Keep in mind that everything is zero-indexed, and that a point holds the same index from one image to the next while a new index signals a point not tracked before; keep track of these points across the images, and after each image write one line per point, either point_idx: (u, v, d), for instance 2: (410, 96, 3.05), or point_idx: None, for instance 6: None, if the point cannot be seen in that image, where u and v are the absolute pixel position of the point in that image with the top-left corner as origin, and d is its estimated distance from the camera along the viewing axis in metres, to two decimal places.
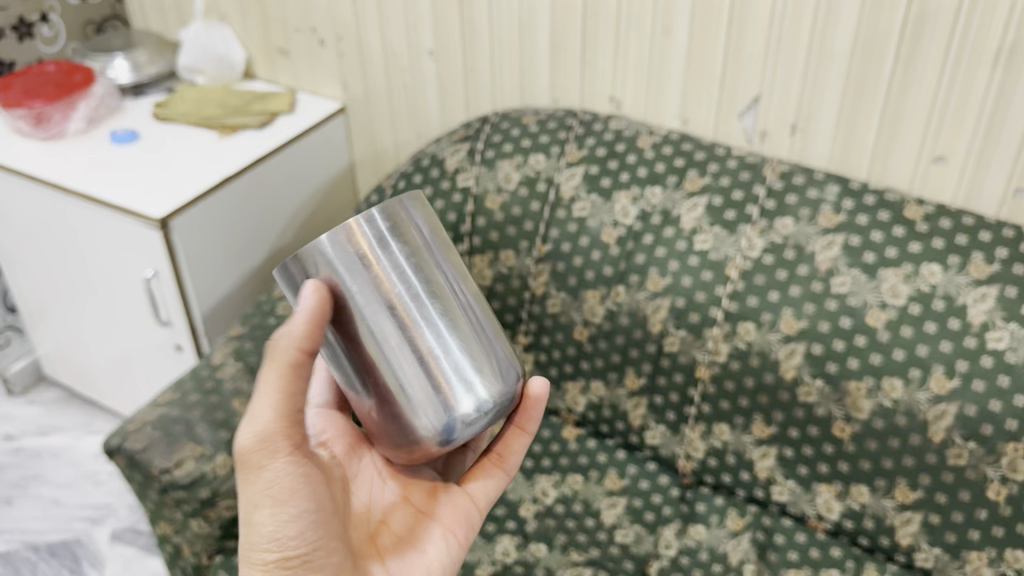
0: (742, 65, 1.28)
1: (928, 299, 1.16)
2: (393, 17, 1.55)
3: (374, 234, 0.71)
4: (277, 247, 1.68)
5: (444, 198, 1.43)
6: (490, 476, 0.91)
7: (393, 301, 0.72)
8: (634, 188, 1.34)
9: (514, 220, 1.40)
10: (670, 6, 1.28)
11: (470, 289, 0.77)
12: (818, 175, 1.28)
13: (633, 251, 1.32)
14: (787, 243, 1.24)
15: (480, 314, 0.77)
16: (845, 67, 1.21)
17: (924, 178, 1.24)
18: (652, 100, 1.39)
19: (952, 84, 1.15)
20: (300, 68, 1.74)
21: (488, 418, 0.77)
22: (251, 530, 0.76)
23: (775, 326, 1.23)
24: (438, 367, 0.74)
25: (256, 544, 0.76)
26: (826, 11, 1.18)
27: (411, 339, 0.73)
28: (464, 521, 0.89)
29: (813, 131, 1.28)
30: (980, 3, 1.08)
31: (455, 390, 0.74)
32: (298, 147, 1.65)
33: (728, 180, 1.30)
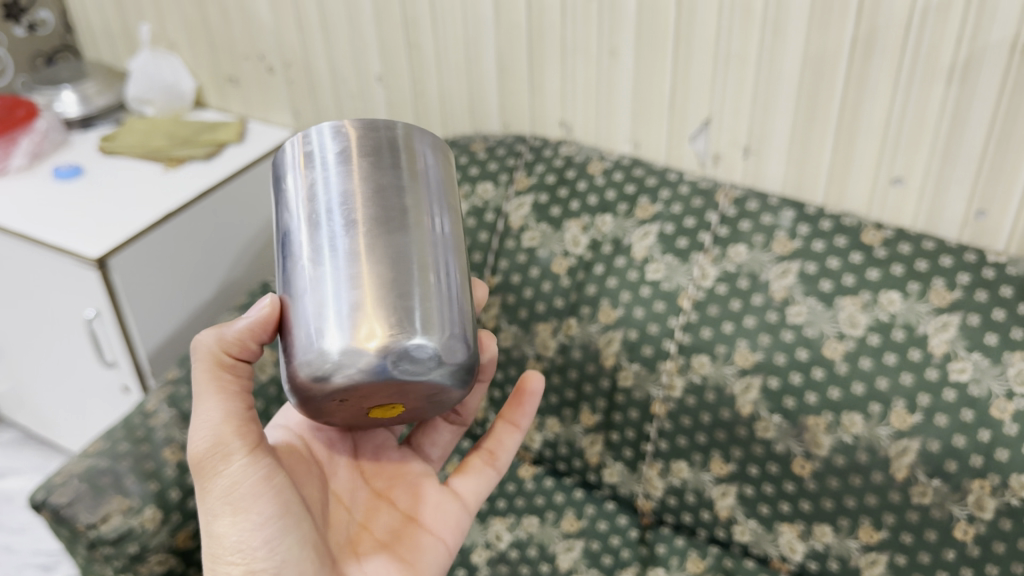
0: (690, 88, 1.23)
1: (887, 328, 1.11)
2: (338, 44, 1.50)
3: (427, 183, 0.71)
4: (227, 281, 1.63)
5: None
6: (478, 474, 0.90)
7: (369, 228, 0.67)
8: (584, 216, 1.29)
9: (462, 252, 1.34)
10: (615, 27, 1.23)
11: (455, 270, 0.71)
12: (773, 200, 1.22)
13: (584, 281, 1.27)
14: (740, 271, 1.19)
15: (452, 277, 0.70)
16: (795, 88, 1.15)
17: (882, 201, 1.18)
18: (602, 124, 1.33)
19: (907, 103, 1.10)
20: (250, 96, 1.69)
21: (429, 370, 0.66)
22: (215, 542, 0.77)
23: (729, 358, 1.17)
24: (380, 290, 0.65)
25: (222, 555, 0.77)
26: (773, 30, 1.13)
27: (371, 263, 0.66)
28: (454, 528, 0.87)
29: (767, 154, 1.22)
30: (930, 19, 1.03)
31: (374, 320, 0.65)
32: (246, 179, 1.60)
33: (680, 207, 1.25)
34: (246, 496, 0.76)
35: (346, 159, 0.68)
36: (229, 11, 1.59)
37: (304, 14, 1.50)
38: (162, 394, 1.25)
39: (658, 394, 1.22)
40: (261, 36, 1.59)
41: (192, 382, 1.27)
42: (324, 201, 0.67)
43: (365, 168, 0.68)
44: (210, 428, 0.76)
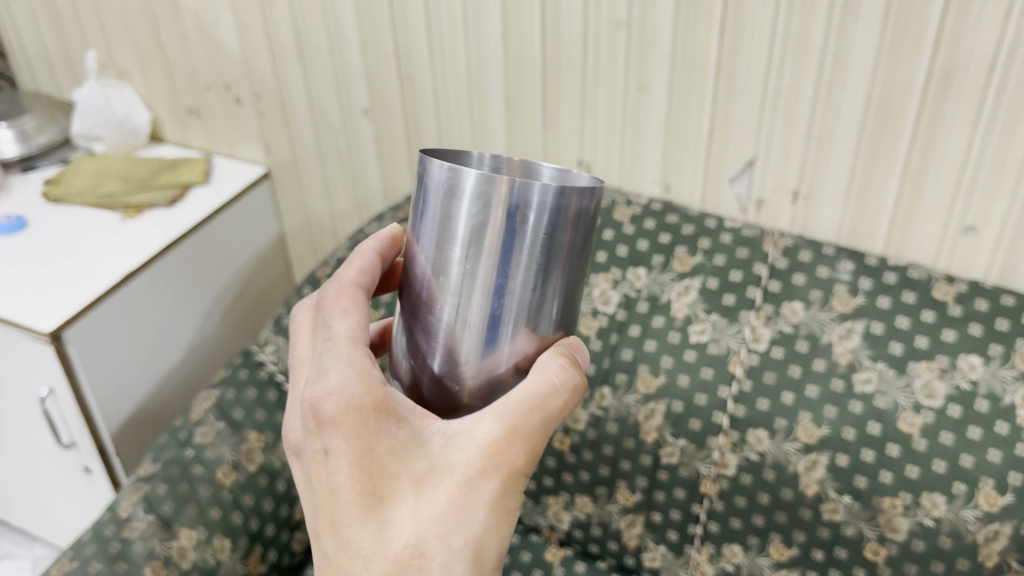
0: (731, 127, 1.10)
1: (969, 398, 0.99)
2: (319, 74, 1.33)
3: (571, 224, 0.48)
4: (197, 340, 1.45)
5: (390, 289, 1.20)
6: None
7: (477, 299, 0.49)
8: (614, 270, 1.15)
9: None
10: (644, 60, 1.10)
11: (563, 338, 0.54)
12: (828, 249, 1.09)
13: (618, 345, 1.12)
14: (798, 332, 1.06)
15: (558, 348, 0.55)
16: (855, 128, 1.03)
17: (951, 252, 1.06)
18: (627, 164, 1.20)
19: (986, 146, 0.97)
20: (214, 129, 1.50)
21: None
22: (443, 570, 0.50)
23: (791, 434, 1.05)
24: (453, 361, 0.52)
25: None
26: (832, 63, 1.00)
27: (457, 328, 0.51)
28: None
29: (819, 199, 1.10)
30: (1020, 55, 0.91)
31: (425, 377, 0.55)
32: (215, 225, 1.42)
33: (724, 259, 1.11)
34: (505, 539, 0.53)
35: (548, 214, 0.47)
36: (189, 36, 1.41)
37: (279, 44, 1.33)
38: (137, 495, 1.07)
39: (707, 472, 1.09)
40: (225, 64, 1.40)
41: (171, 478, 1.09)
42: (516, 259, 0.48)
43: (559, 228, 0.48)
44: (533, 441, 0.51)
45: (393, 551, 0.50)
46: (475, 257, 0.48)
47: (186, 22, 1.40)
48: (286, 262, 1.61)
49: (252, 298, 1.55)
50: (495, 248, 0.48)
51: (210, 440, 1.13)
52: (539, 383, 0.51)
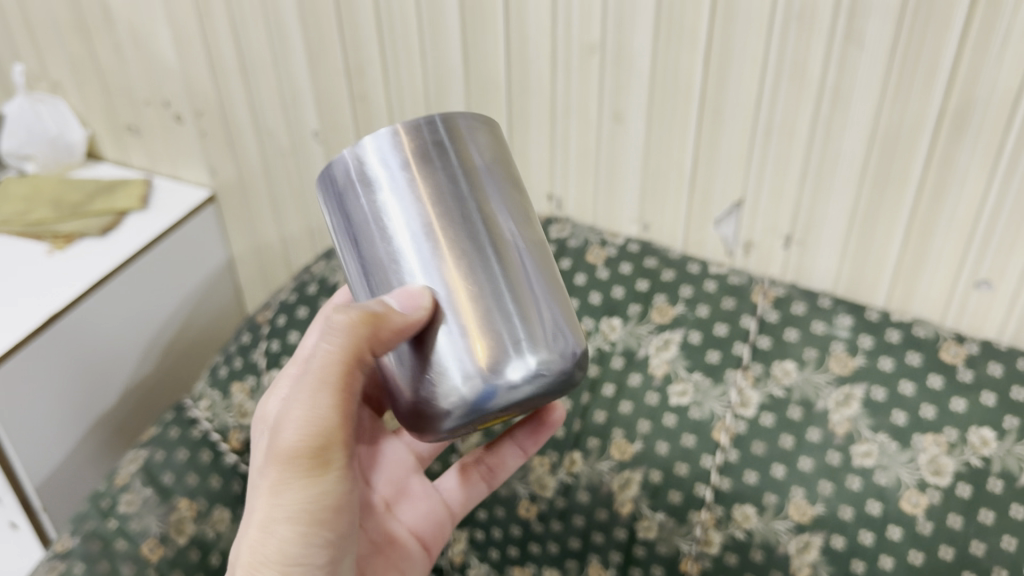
0: (717, 163, 0.98)
1: (981, 477, 0.87)
2: (264, 91, 1.20)
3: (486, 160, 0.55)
4: (135, 378, 1.33)
5: None
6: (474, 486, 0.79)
7: (415, 242, 0.53)
8: (586, 320, 1.04)
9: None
10: (620, 87, 0.98)
11: (535, 255, 0.55)
12: (824, 301, 0.98)
13: (590, 406, 1.01)
14: (791, 396, 0.95)
15: (536, 268, 0.54)
16: (857, 167, 0.91)
17: (961, 307, 0.94)
18: (602, 199, 1.08)
19: (1006, 193, 0.86)
20: (156, 148, 1.38)
21: (538, 385, 0.53)
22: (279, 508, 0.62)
23: (781, 511, 0.93)
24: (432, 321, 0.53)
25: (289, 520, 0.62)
26: (831, 97, 0.88)
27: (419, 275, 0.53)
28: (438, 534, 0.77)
29: (814, 245, 0.98)
30: None
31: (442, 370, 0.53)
32: (154, 256, 1.30)
33: (707, 310, 1.00)
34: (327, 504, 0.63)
35: (438, 154, 0.53)
36: (123, 46, 1.27)
37: (219, 58, 1.20)
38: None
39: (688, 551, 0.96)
40: (164, 78, 1.27)
41: (89, 556, 0.97)
42: (429, 188, 0.52)
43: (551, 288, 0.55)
44: (325, 365, 0.58)
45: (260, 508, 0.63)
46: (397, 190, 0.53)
47: (119, 32, 1.26)
48: (238, 289, 1.48)
49: (198, 330, 1.43)
50: (404, 187, 0.52)
51: (136, 509, 1.01)
52: (336, 326, 0.56)
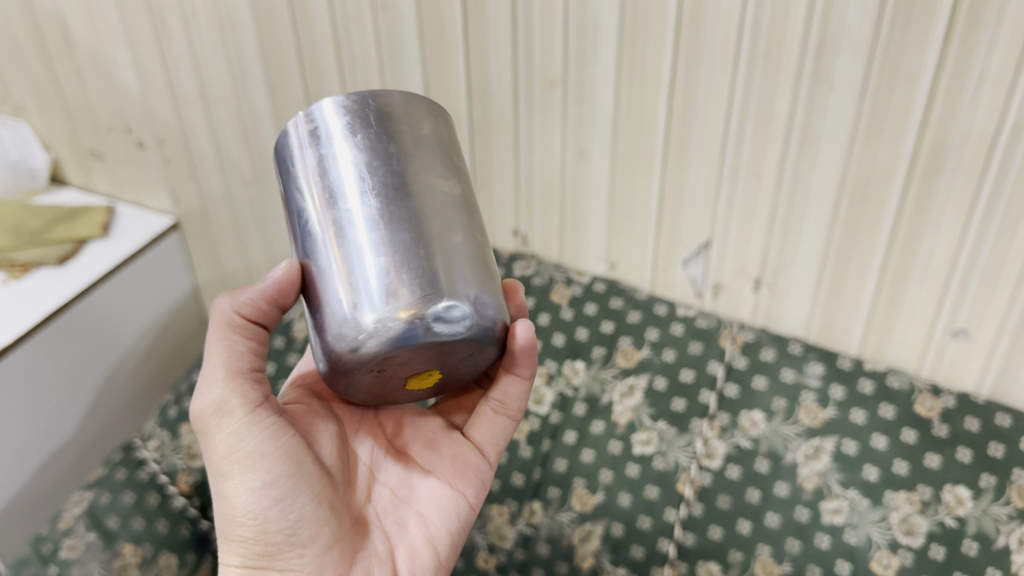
0: (683, 202, 0.95)
1: (957, 538, 0.81)
2: (224, 117, 1.17)
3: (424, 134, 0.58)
4: (94, 408, 1.28)
5: None
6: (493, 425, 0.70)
7: (340, 194, 0.55)
8: (548, 362, 0.99)
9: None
10: (584, 123, 0.95)
11: (462, 224, 0.57)
12: (795, 347, 0.94)
13: (551, 453, 0.94)
14: (758, 448, 0.90)
15: (462, 234, 0.56)
16: (827, 210, 0.87)
17: (938, 356, 0.90)
18: (568, 237, 1.06)
19: (981, 244, 0.82)
20: (118, 173, 1.34)
21: (462, 328, 0.54)
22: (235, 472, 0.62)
23: (746, 570, 0.86)
24: (347, 263, 0.54)
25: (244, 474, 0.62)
26: (799, 137, 0.84)
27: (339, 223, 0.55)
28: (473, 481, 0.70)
29: (784, 289, 0.94)
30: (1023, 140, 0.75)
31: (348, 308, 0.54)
32: (115, 284, 1.25)
33: (673, 355, 0.96)
34: (253, 453, 0.62)
35: (372, 121, 0.56)
36: (83, 70, 1.24)
37: (179, 83, 1.17)
38: None
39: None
40: (126, 104, 1.24)
41: None
42: (359, 145, 0.55)
43: (475, 255, 0.56)
44: (220, 325, 0.63)
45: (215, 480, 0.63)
46: (332, 146, 0.55)
47: (80, 57, 1.23)
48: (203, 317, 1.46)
49: (161, 360, 1.39)
50: (336, 146, 0.55)
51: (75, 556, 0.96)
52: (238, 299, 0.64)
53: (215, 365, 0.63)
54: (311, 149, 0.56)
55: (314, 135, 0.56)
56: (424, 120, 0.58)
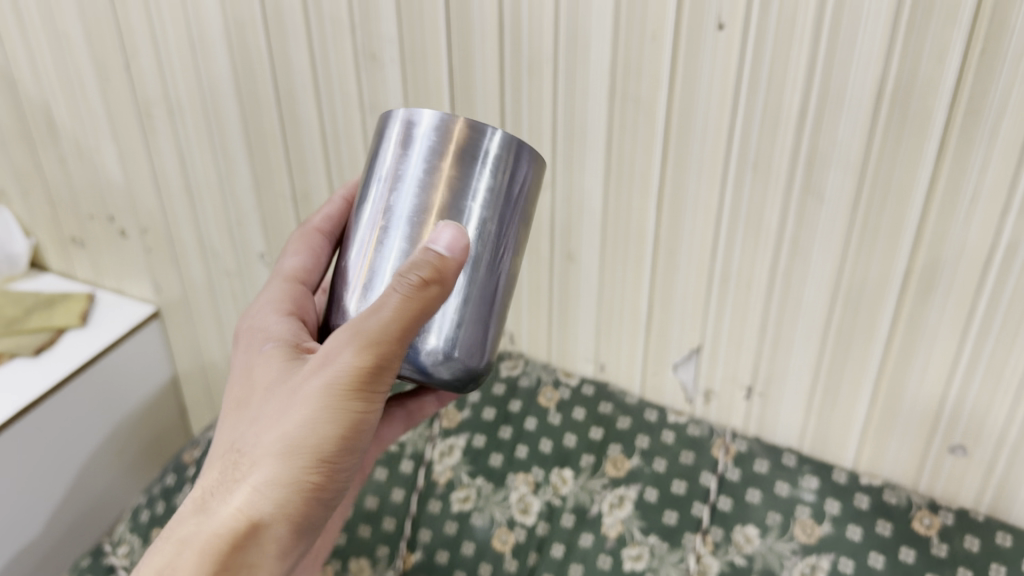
0: (673, 309, 0.93)
1: None
2: (209, 208, 1.15)
3: (511, 183, 0.54)
4: (65, 503, 1.24)
5: None
6: None
7: (393, 195, 0.54)
8: (535, 470, 0.95)
9: (365, 517, 0.93)
10: (572, 227, 0.94)
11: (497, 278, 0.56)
12: (789, 460, 0.92)
13: (538, 568, 0.88)
14: (753, 565, 0.86)
15: (491, 284, 0.56)
16: (821, 322, 0.85)
17: (934, 472, 0.87)
18: (556, 338, 1.04)
19: (977, 362, 0.80)
20: (101, 261, 1.32)
21: (450, 373, 0.55)
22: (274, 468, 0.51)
23: None
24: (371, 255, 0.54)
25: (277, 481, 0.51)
26: (791, 249, 0.83)
27: (387, 217, 0.54)
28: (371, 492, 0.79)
29: (777, 398, 0.93)
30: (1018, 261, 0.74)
31: (352, 290, 0.55)
32: (93, 374, 1.22)
33: (664, 466, 0.93)
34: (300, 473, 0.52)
35: (464, 155, 0.53)
36: (68, 160, 1.23)
37: (164, 175, 1.16)
38: None
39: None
40: (109, 194, 1.23)
41: None
42: (436, 172, 0.53)
43: (494, 308, 0.57)
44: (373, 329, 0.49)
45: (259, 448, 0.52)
46: (409, 155, 0.54)
47: (64, 146, 1.22)
48: (182, 408, 1.43)
49: (138, 452, 1.35)
50: (415, 156, 0.54)
51: None
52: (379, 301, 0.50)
53: (343, 362, 0.50)
54: (400, 153, 0.54)
55: (407, 139, 0.54)
56: (515, 178, 0.55)
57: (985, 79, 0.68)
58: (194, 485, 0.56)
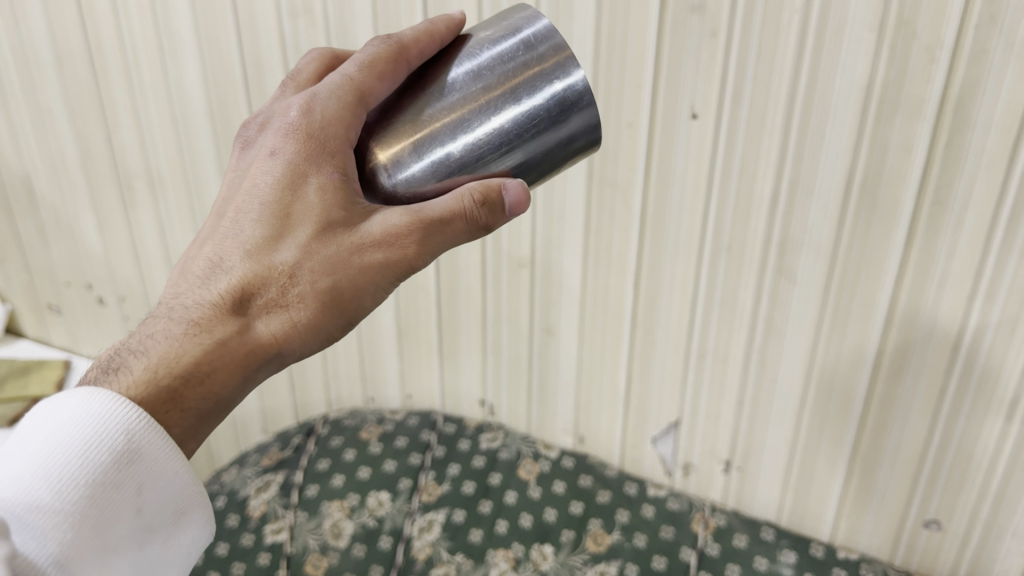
0: (651, 383, 0.94)
1: None
2: None
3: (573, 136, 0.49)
4: None
5: (244, 560, 0.94)
6: None
7: (465, 87, 0.49)
8: (515, 546, 0.93)
9: None
10: (551, 301, 0.95)
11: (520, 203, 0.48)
12: (767, 534, 0.92)
13: None
14: None
15: None
16: (796, 399, 0.87)
17: (910, 546, 0.88)
18: (536, 411, 1.04)
19: (950, 437, 0.81)
20: (77, 329, 1.31)
21: None
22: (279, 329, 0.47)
23: None
24: (416, 127, 0.49)
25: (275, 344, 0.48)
26: (765, 327, 0.85)
27: (449, 98, 0.49)
28: None
29: (754, 473, 0.93)
30: (987, 341, 0.75)
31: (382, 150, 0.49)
32: None
33: (644, 540, 0.92)
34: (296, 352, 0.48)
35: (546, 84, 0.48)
36: (47, 229, 1.23)
37: (143, 245, 1.16)
38: None
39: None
40: (87, 262, 1.22)
41: None
42: (515, 88, 0.48)
43: None
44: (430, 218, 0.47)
45: (275, 284, 0.47)
46: (493, 59, 0.49)
47: (43, 215, 1.22)
48: None
49: None
50: (501, 62, 0.49)
51: None
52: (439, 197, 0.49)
53: (384, 236, 0.47)
54: (498, 35, 0.51)
55: (510, 28, 0.50)
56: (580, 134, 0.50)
57: (950, 169, 0.70)
58: (160, 314, 0.47)
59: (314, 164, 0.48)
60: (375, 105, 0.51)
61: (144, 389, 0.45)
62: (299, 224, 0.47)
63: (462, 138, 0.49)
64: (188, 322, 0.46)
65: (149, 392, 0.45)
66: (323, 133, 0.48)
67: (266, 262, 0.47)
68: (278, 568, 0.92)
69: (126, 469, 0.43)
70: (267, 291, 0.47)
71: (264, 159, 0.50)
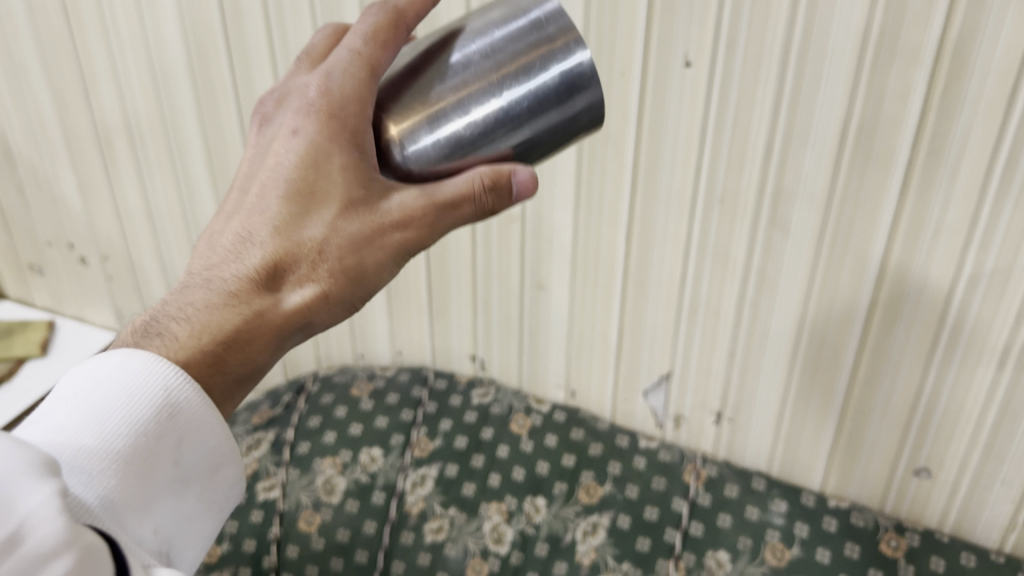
0: (644, 338, 0.94)
1: None
2: (171, 237, 1.14)
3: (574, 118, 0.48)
4: None
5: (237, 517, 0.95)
6: None
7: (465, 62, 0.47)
8: (508, 499, 0.94)
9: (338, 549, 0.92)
10: (539, 254, 0.94)
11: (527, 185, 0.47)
12: (757, 484, 0.93)
13: None
14: None
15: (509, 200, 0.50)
16: (786, 352, 0.87)
17: (902, 494, 0.89)
18: (527, 366, 1.04)
19: (941, 386, 0.81)
20: (59, 289, 1.30)
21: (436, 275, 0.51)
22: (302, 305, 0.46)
23: None
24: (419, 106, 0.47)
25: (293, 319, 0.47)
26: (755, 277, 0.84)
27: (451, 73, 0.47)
28: None
29: (747, 424, 0.94)
30: (977, 287, 0.75)
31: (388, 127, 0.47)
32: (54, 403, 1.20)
33: (637, 492, 0.93)
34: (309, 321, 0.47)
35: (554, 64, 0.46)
36: (23, 188, 1.21)
37: (123, 204, 1.14)
38: None
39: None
40: (65, 220, 1.20)
41: None
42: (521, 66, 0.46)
43: None
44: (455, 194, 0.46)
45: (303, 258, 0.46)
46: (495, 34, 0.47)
47: (19, 174, 1.19)
48: None
49: None
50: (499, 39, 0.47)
51: None
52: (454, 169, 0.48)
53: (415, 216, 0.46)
54: (505, 15, 0.48)
55: (517, 7, 0.48)
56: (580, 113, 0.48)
57: (946, 119, 0.69)
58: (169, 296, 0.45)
59: (335, 138, 0.46)
60: (386, 78, 0.48)
61: (192, 354, 0.44)
62: (324, 200, 0.46)
63: (470, 118, 0.47)
64: (225, 292, 0.45)
65: (196, 359, 0.44)
66: (343, 108, 0.46)
67: (295, 238, 0.46)
68: (271, 526, 0.94)
69: (167, 420, 0.42)
70: (299, 267, 0.47)
71: (286, 136, 0.48)
